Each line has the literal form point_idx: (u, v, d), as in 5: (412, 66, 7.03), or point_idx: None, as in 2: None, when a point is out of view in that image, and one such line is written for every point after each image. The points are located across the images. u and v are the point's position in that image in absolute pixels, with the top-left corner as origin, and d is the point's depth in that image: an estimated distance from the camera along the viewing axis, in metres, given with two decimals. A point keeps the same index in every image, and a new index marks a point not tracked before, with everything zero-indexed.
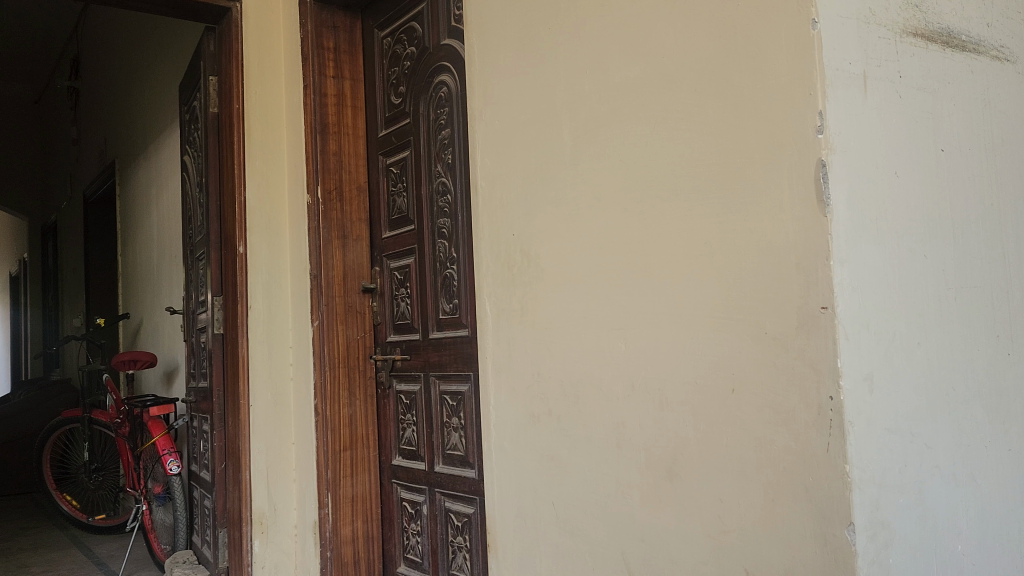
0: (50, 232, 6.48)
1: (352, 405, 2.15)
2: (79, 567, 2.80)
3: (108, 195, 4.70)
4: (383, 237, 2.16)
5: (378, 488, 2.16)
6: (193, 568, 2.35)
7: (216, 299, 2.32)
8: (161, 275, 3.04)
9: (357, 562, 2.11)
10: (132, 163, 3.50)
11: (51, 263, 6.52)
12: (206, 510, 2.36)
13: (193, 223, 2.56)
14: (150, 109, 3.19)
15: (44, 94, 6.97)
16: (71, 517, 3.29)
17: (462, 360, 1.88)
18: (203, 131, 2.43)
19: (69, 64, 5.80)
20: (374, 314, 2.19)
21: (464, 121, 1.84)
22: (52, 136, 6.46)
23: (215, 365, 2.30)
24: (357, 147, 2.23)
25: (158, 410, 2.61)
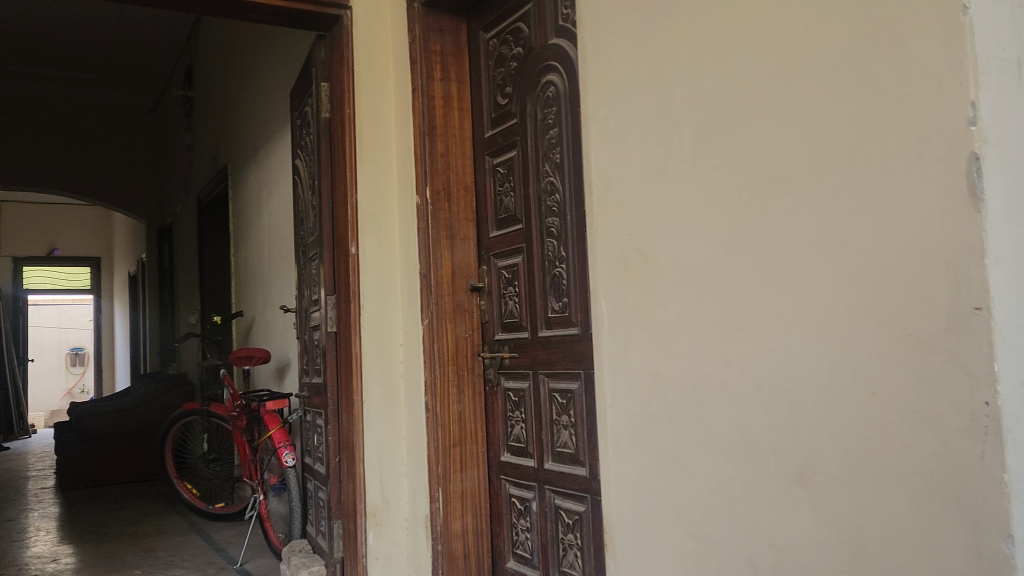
0: (166, 234, 6.83)
1: (461, 402, 2.18)
2: (200, 552, 2.94)
3: (220, 198, 4.92)
4: (490, 237, 2.19)
5: (487, 485, 2.19)
6: (309, 557, 2.44)
7: (329, 299, 2.41)
8: (273, 274, 3.16)
9: (467, 557, 2.14)
10: (244, 166, 3.64)
11: (167, 264, 6.87)
12: (320, 502, 2.45)
13: (305, 224, 2.66)
14: (261, 115, 3.31)
15: (159, 103, 7.37)
16: (190, 505, 3.47)
17: (571, 358, 1.89)
18: (315, 136, 2.51)
19: (183, 74, 6.10)
20: (482, 312, 2.21)
21: (575, 119, 1.84)
22: (166, 143, 6.81)
23: (330, 361, 2.40)
24: (464, 147, 2.25)
25: (273, 405, 2.74)
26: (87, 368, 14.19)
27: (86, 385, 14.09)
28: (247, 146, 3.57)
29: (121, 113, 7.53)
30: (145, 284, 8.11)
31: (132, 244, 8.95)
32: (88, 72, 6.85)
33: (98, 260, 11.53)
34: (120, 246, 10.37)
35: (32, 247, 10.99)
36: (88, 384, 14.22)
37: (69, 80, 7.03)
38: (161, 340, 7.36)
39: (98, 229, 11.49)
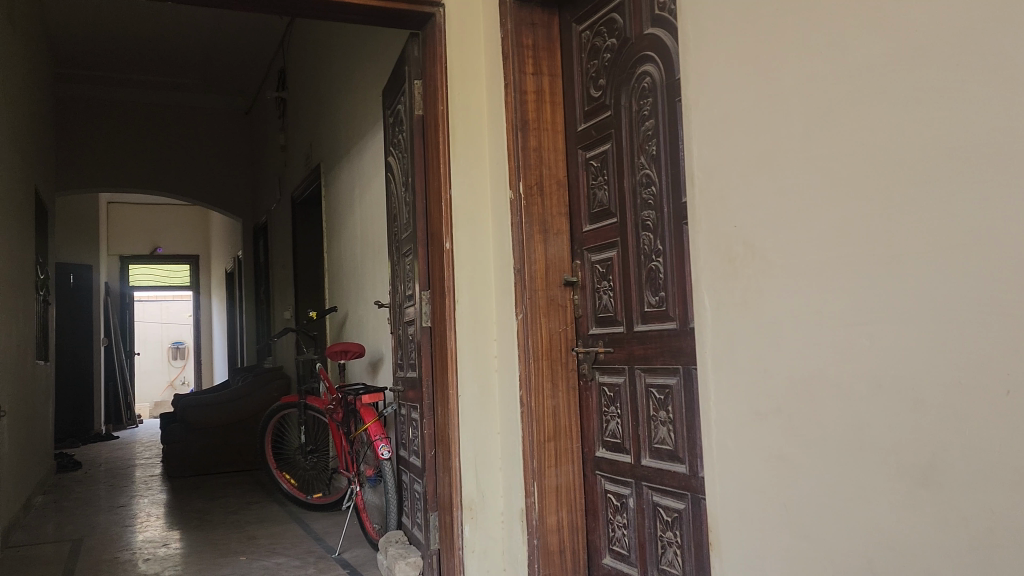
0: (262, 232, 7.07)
1: (555, 397, 2.18)
2: (300, 540, 3.03)
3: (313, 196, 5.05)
4: (583, 231, 2.17)
5: (582, 479, 2.18)
6: (405, 548, 2.49)
7: (424, 293, 2.44)
8: (366, 269, 3.22)
9: (563, 552, 2.14)
10: (336, 164, 3.73)
11: (262, 261, 7.11)
12: (416, 493, 2.49)
13: (399, 219, 2.69)
14: (354, 114, 3.38)
15: (254, 105, 7.62)
16: (291, 496, 3.60)
17: (669, 353, 1.86)
18: (409, 134, 2.54)
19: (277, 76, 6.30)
20: (575, 307, 2.21)
21: (672, 111, 1.81)
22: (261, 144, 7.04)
23: (425, 356, 2.43)
24: (556, 142, 2.25)
25: (369, 398, 2.81)
26: (186, 360, 14.86)
27: (186, 377, 14.75)
28: (340, 144, 3.65)
29: (219, 116, 7.82)
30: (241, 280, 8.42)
31: (229, 242, 9.30)
32: (188, 76, 7.14)
33: (198, 257, 12.04)
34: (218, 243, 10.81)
35: (138, 246, 11.59)
36: (188, 376, 14.85)
37: (172, 84, 7.35)
38: (257, 334, 7.63)
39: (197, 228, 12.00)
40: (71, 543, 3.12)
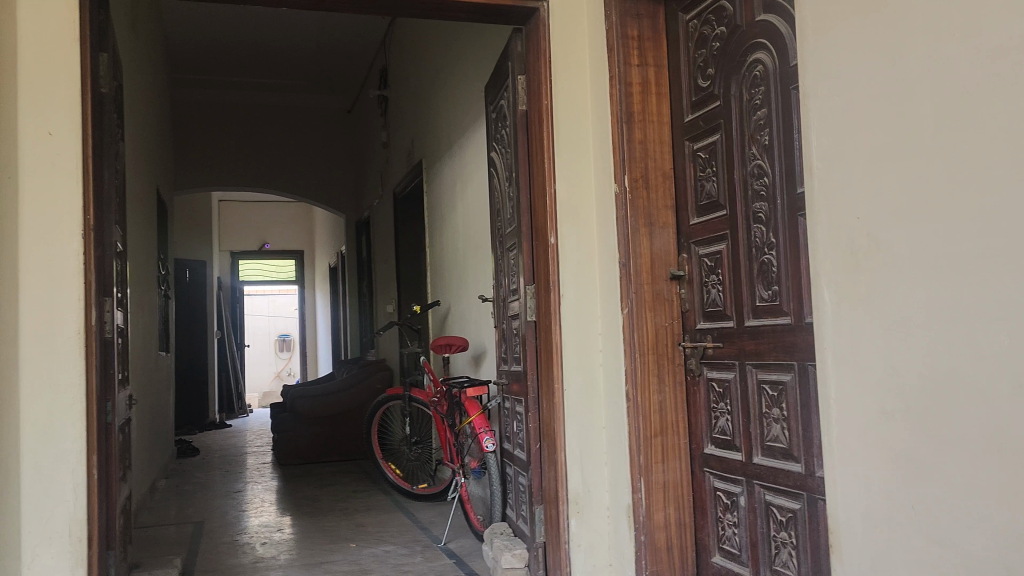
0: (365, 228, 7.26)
1: (662, 392, 2.15)
2: (406, 529, 3.11)
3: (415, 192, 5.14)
4: (690, 224, 2.14)
5: (690, 476, 2.15)
6: (511, 541, 2.51)
7: (529, 288, 2.45)
8: (469, 264, 3.26)
9: (671, 549, 2.12)
10: (438, 161, 3.78)
11: (365, 256, 7.30)
12: (521, 487, 2.50)
13: (502, 215, 2.71)
14: (455, 111, 3.42)
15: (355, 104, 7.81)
16: (396, 486, 3.69)
17: (783, 349, 1.80)
18: (512, 129, 2.55)
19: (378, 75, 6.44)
20: (682, 301, 2.18)
21: (787, 99, 1.75)
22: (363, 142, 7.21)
23: (530, 351, 2.44)
24: (662, 134, 2.22)
25: (473, 391, 2.85)
26: (293, 353, 15.42)
27: (293, 369, 15.30)
28: (442, 141, 3.70)
29: (322, 115, 8.05)
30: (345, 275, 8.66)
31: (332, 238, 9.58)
32: (294, 78, 7.38)
33: (302, 252, 12.45)
34: (322, 239, 11.15)
35: (246, 242, 12.01)
36: (294, 368, 15.39)
37: (279, 86, 7.61)
38: (361, 329, 7.84)
39: (302, 224, 12.40)
40: (192, 525, 3.29)
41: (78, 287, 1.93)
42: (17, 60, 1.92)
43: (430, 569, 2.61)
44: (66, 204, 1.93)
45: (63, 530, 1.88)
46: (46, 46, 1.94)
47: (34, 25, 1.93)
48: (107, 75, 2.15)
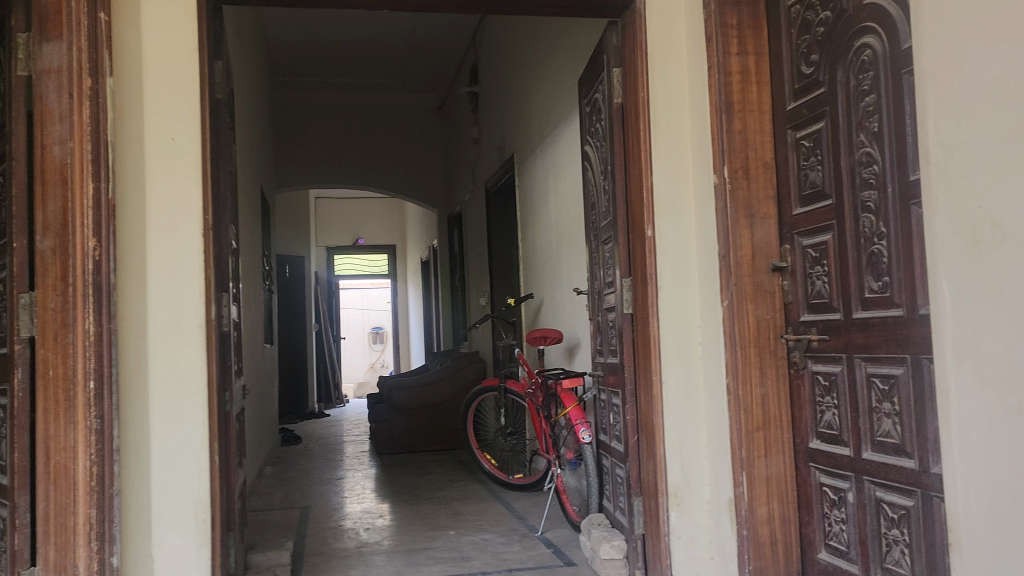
0: (456, 222, 7.36)
1: (764, 385, 2.12)
2: (503, 518, 3.16)
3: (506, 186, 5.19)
4: (794, 214, 2.09)
5: (794, 471, 2.11)
6: (609, 532, 2.52)
7: (626, 280, 2.44)
8: (563, 257, 3.27)
9: (775, 544, 2.09)
10: (531, 154, 3.80)
11: (457, 250, 7.40)
12: (619, 478, 2.51)
13: (597, 208, 2.71)
14: (547, 105, 3.43)
15: (445, 100, 7.92)
16: (492, 475, 3.75)
17: (895, 342, 1.74)
18: (608, 122, 2.55)
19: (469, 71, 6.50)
20: (785, 293, 2.13)
21: (898, 84, 1.69)
22: (454, 137, 7.31)
23: (626, 342, 2.42)
24: (764, 123, 2.18)
25: (569, 382, 2.87)
26: (385, 345, 15.80)
27: (386, 361, 15.67)
28: (534, 134, 3.72)
29: (412, 112, 8.19)
30: (436, 268, 8.80)
31: (424, 233, 9.75)
32: (386, 77, 7.54)
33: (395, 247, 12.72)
34: (413, 233, 11.35)
35: (341, 238, 12.39)
36: (387, 360, 15.75)
37: (371, 86, 7.79)
38: (453, 322, 7.97)
39: (394, 219, 12.67)
40: (298, 510, 3.43)
41: (200, 283, 2.04)
42: (142, 69, 2.04)
43: (529, 558, 2.65)
44: (187, 205, 2.04)
45: (189, 512, 2.00)
46: (168, 55, 2.05)
47: (157, 36, 2.05)
48: (222, 82, 2.27)
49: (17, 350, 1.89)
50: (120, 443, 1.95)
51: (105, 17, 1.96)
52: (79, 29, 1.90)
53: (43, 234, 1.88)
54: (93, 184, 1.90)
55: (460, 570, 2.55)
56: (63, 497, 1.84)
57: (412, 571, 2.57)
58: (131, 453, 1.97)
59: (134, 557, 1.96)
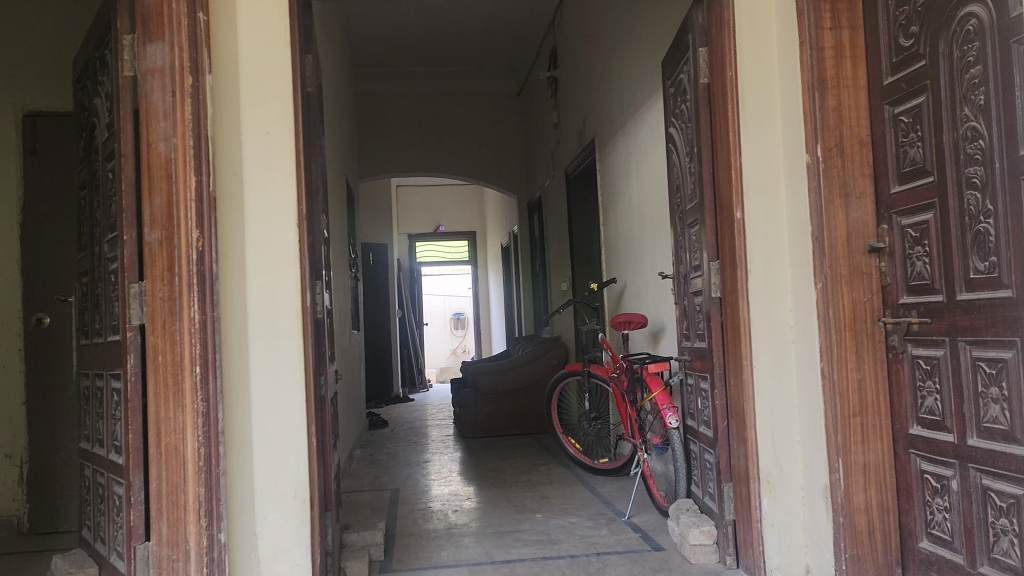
0: (536, 207, 7.37)
1: (861, 369, 2.06)
2: (589, 502, 3.17)
3: (587, 170, 5.16)
4: (892, 193, 2.02)
5: (892, 458, 2.05)
6: (698, 517, 2.50)
7: (713, 263, 2.40)
8: (646, 241, 3.25)
9: (873, 532, 2.04)
10: (612, 138, 3.78)
11: (537, 236, 7.41)
12: (708, 464, 2.48)
13: (683, 190, 2.68)
14: (630, 87, 3.40)
15: (524, 86, 7.92)
16: (577, 460, 3.76)
17: (1003, 324, 1.66)
18: (693, 103, 2.51)
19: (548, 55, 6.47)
20: (882, 275, 2.06)
21: (1006, 53, 1.61)
22: (534, 122, 7.30)
23: (714, 326, 2.39)
24: (859, 100, 2.10)
25: (655, 367, 2.85)
26: (467, 331, 15.96)
27: (467, 347, 15.84)
28: (616, 118, 3.69)
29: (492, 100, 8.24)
30: (516, 253, 8.84)
31: (504, 219, 9.79)
32: (467, 65, 7.59)
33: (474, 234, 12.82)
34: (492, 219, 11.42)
35: (422, 225, 12.53)
36: (469, 346, 15.93)
37: (452, 74, 7.86)
38: (535, 310, 8.00)
39: (473, 206, 12.76)
40: (388, 492, 3.52)
41: (295, 271, 2.12)
42: (238, 66, 2.11)
43: (617, 543, 2.66)
44: (283, 196, 2.12)
45: (290, 492, 2.08)
46: (262, 51, 2.12)
47: (251, 33, 2.12)
48: (312, 76, 2.33)
49: (129, 337, 2.01)
50: (224, 426, 2.04)
51: (203, 16, 2.03)
52: (180, 30, 1.98)
53: (150, 227, 1.97)
54: (195, 178, 1.98)
55: (548, 553, 2.58)
56: (174, 476, 1.94)
57: (501, 552, 2.61)
58: (235, 436, 2.05)
59: (239, 534, 2.04)
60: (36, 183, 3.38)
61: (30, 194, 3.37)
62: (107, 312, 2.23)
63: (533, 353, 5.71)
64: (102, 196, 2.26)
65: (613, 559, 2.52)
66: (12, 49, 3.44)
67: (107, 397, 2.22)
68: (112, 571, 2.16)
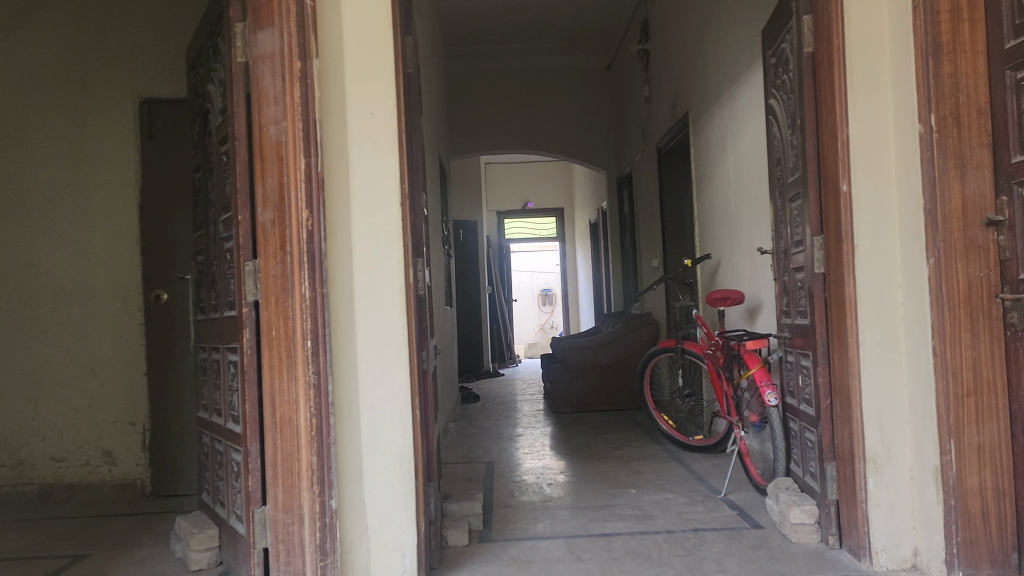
0: (626, 182, 7.30)
1: (976, 347, 1.99)
2: (684, 479, 3.17)
3: (679, 144, 5.08)
4: (1013, 162, 1.93)
5: (1009, 438, 1.97)
6: (798, 496, 2.47)
7: (817, 238, 2.34)
8: (742, 216, 3.21)
9: (987, 516, 1.97)
10: (707, 111, 3.71)
11: (627, 212, 7.36)
12: (809, 443, 2.44)
13: (784, 163, 2.62)
14: (727, 59, 3.32)
15: (615, 60, 7.81)
16: (670, 437, 3.75)
17: None
18: (796, 73, 2.44)
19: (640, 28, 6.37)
20: (1001, 249, 1.97)
21: None
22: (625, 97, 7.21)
23: (817, 303, 2.33)
24: (978, 65, 2.01)
25: (753, 344, 2.81)
26: (555, 307, 15.99)
27: (556, 323, 15.87)
28: (711, 90, 3.62)
29: (584, 75, 8.16)
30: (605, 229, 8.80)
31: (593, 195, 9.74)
32: (558, 41, 7.54)
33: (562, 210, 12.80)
34: (579, 195, 11.39)
35: (511, 202, 12.59)
36: (556, 322, 15.95)
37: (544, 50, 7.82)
38: (624, 286, 7.98)
39: (560, 182, 12.73)
40: (483, 464, 3.60)
41: (399, 248, 2.18)
42: (343, 50, 2.17)
43: (714, 519, 2.65)
44: (387, 176, 2.18)
45: (396, 462, 2.16)
46: (366, 34, 2.18)
47: (355, 18, 2.18)
48: (412, 57, 2.38)
49: (245, 312, 2.12)
50: (335, 398, 2.12)
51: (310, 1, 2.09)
52: (288, 15, 2.04)
53: (264, 207, 2.06)
54: (304, 160, 2.05)
55: (644, 528, 2.60)
56: (288, 444, 2.03)
57: (597, 526, 2.65)
58: (344, 407, 2.13)
59: (350, 501, 2.13)
60: (153, 167, 3.57)
61: (148, 177, 3.57)
62: (222, 288, 2.35)
63: (623, 329, 5.69)
64: (216, 178, 2.37)
65: (711, 535, 2.52)
66: (130, 39, 3.61)
67: (223, 369, 2.35)
68: (231, 533, 2.29)
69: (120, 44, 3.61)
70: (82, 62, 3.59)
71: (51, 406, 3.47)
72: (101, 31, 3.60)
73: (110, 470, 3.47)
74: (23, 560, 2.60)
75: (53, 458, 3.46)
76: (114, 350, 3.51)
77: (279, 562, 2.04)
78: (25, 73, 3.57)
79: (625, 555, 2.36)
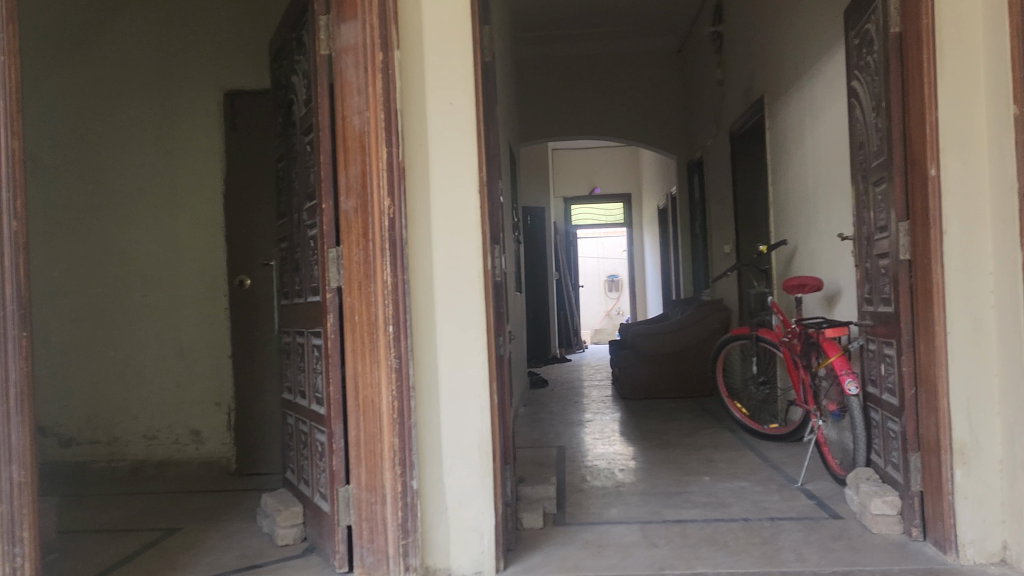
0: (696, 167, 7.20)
1: None
2: (759, 468, 3.14)
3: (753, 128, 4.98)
4: None
5: None
6: (880, 486, 2.43)
7: (902, 224, 2.28)
8: (821, 201, 3.14)
9: None
10: (784, 93, 3.64)
11: (698, 197, 7.26)
12: (892, 433, 2.39)
13: (867, 147, 2.55)
14: (806, 40, 3.25)
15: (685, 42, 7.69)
16: (744, 425, 3.71)
17: None
18: (882, 54, 2.38)
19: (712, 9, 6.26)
20: None
21: None
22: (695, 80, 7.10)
23: (902, 290, 2.28)
24: None
25: (832, 332, 2.76)
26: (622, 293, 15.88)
27: (622, 310, 15.75)
28: (789, 72, 3.54)
29: (652, 59, 8.06)
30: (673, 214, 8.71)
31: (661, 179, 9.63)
32: (627, 25, 7.46)
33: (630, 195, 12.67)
34: (647, 180, 11.26)
35: (578, 188, 12.54)
36: (623, 309, 15.84)
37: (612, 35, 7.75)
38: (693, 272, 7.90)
39: (628, 167, 12.60)
40: (554, 449, 3.62)
41: (477, 236, 2.21)
42: (424, 41, 2.20)
43: (791, 508, 2.63)
44: (466, 165, 2.21)
45: (475, 445, 2.20)
46: (445, 24, 2.20)
47: (435, 8, 2.20)
48: (489, 45, 2.39)
49: (329, 298, 2.19)
50: (416, 382, 2.17)
51: None
52: (371, 8, 2.08)
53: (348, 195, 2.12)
54: (385, 149, 2.09)
55: (719, 515, 2.59)
56: (371, 426, 2.10)
57: (671, 512, 2.65)
58: (425, 391, 2.18)
59: (430, 482, 2.19)
60: (235, 156, 3.69)
61: (231, 165, 3.69)
62: (306, 274, 2.42)
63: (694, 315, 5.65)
64: (300, 166, 2.44)
65: (788, 524, 2.50)
66: (215, 32, 3.73)
67: (307, 352, 2.42)
68: (315, 511, 2.38)
69: (204, 37, 3.73)
70: (169, 56, 3.72)
71: (141, 387, 3.64)
72: (187, 25, 3.73)
73: (197, 448, 3.64)
74: (121, 531, 2.75)
75: (145, 436, 3.63)
76: (200, 334, 3.66)
77: (362, 540, 2.12)
78: (116, 67, 3.72)
79: (701, 542, 2.37)
